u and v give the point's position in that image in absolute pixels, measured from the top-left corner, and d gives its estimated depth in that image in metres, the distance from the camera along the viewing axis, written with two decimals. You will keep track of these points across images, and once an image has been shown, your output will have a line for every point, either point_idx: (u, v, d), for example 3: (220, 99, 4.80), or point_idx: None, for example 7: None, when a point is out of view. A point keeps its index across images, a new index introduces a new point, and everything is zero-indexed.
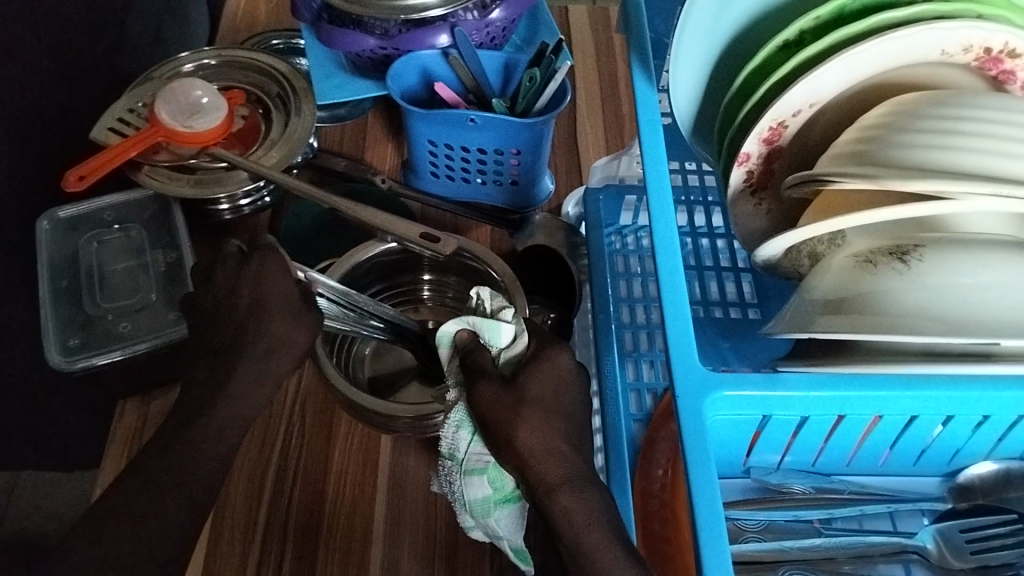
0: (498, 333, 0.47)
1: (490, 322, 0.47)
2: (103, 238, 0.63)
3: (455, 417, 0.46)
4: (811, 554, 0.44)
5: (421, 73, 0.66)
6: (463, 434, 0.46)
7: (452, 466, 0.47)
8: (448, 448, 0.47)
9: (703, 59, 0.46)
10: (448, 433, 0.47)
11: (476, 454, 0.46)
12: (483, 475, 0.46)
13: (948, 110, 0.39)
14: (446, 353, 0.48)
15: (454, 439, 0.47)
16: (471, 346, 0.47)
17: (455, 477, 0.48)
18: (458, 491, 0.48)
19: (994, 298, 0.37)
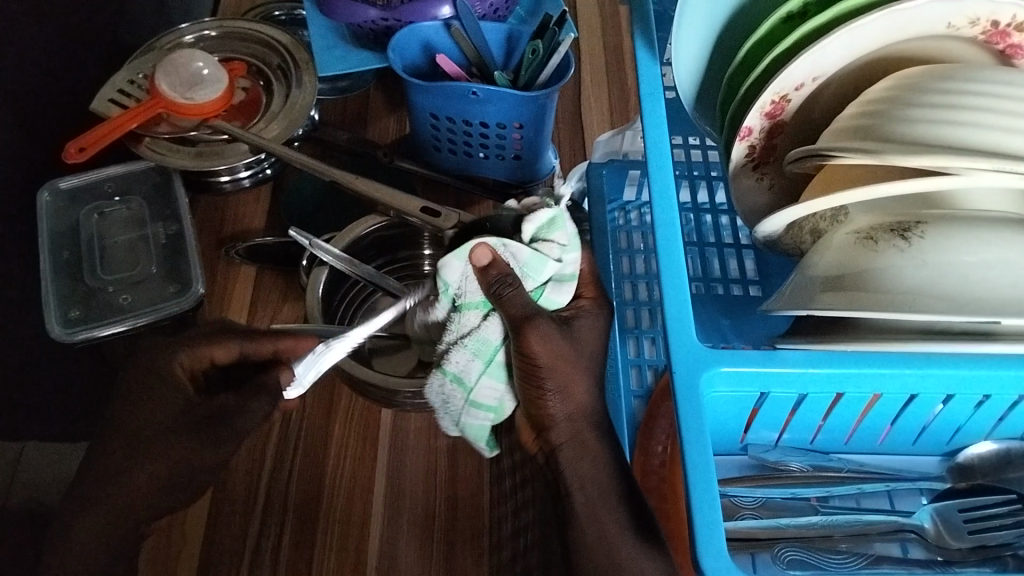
0: (540, 272, 0.46)
1: (536, 257, 0.46)
2: (104, 210, 0.62)
3: (474, 347, 0.45)
4: (807, 532, 0.43)
5: (423, 44, 0.65)
6: (475, 361, 0.45)
7: (454, 389, 0.46)
8: (455, 372, 0.45)
9: (705, 32, 0.46)
10: (457, 357, 0.45)
11: (485, 387, 0.45)
12: (493, 397, 0.46)
13: (953, 83, 0.39)
14: (462, 280, 0.45)
15: (465, 367, 0.45)
16: (512, 276, 0.43)
17: (455, 398, 0.46)
18: (453, 404, 0.47)
19: (996, 276, 0.36)
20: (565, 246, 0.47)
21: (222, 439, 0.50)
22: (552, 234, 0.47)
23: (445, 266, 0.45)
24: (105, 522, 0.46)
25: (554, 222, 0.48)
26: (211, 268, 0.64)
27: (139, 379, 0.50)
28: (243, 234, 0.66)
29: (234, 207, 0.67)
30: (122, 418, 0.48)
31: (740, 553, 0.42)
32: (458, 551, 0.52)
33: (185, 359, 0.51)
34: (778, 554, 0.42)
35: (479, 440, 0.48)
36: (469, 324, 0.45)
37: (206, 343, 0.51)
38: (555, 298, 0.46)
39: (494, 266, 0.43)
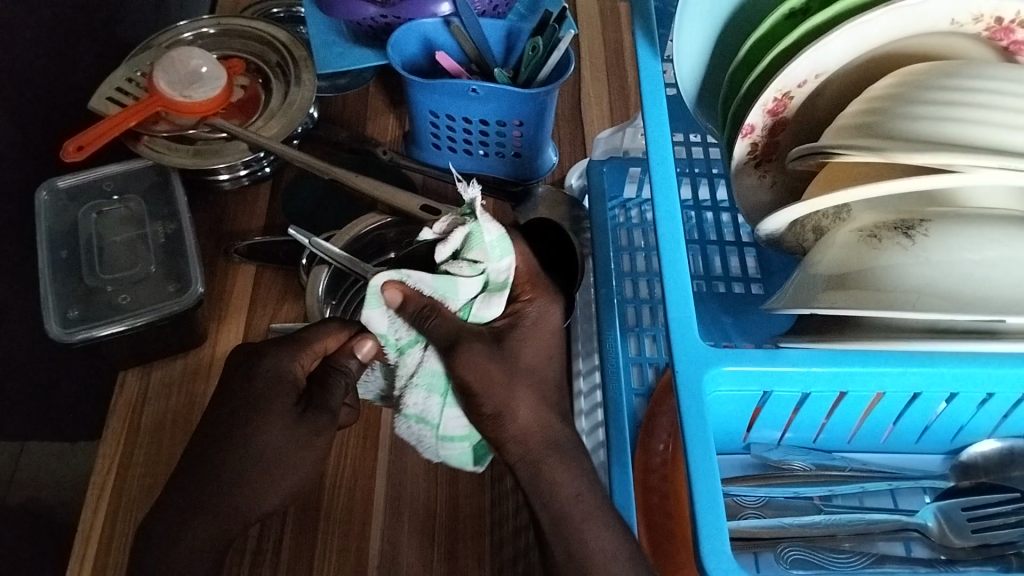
0: (456, 293, 0.43)
1: (448, 280, 0.43)
2: (102, 209, 0.61)
3: (426, 380, 0.43)
4: (811, 531, 0.43)
5: (423, 42, 0.64)
6: (432, 398, 0.44)
7: (423, 428, 0.45)
8: (415, 413, 0.44)
9: (707, 28, 0.45)
10: (414, 398, 0.44)
11: (452, 420, 0.44)
12: (461, 427, 0.44)
13: (956, 81, 0.38)
14: (391, 322, 0.43)
15: (424, 406, 0.44)
16: (428, 306, 0.42)
17: (423, 437, 0.45)
18: (426, 442, 0.45)
19: (999, 274, 0.36)
20: (491, 258, 0.43)
21: (321, 429, 0.46)
22: (475, 250, 0.44)
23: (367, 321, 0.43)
24: (205, 537, 0.42)
25: (477, 232, 0.43)
26: (210, 266, 0.64)
27: (258, 381, 0.46)
28: (243, 233, 0.65)
29: (233, 205, 0.67)
30: (236, 428, 0.44)
31: (743, 552, 0.42)
32: (458, 551, 0.52)
33: (305, 358, 0.47)
34: (781, 553, 0.42)
35: (467, 466, 0.46)
36: (415, 359, 0.44)
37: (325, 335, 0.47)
38: (485, 313, 0.44)
39: (409, 302, 0.42)
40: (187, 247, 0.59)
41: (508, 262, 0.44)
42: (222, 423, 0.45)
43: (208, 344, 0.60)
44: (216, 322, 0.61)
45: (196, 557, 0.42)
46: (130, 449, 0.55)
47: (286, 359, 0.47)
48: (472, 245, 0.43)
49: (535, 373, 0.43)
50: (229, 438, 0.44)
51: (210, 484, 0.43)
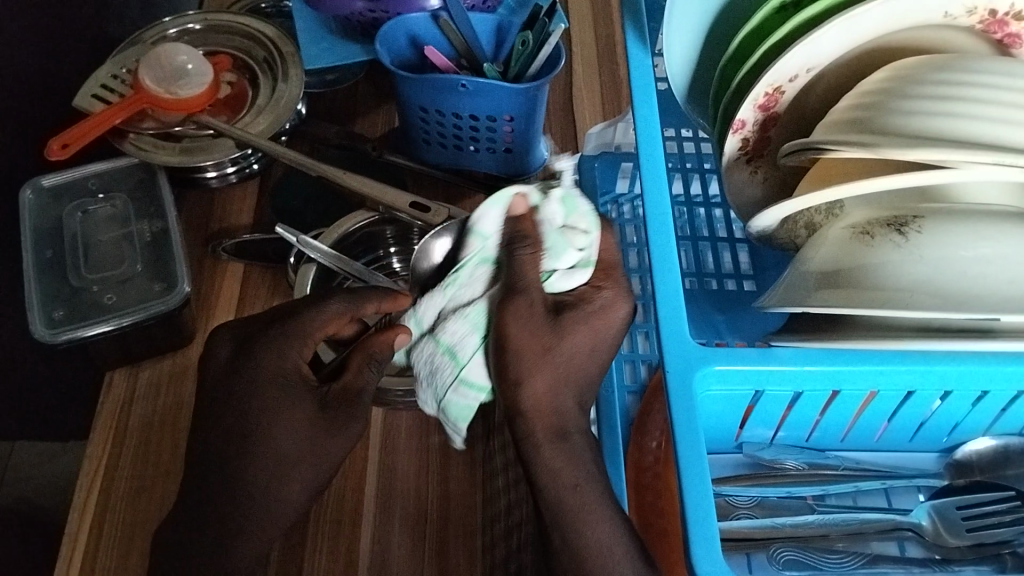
0: (561, 256, 0.43)
1: (562, 239, 0.43)
2: (88, 208, 0.60)
3: (472, 313, 0.43)
4: (804, 531, 0.42)
5: (411, 36, 0.63)
6: (471, 334, 0.43)
7: (445, 362, 0.43)
8: (450, 341, 0.43)
9: (697, 22, 0.45)
10: (454, 327, 0.43)
11: (479, 363, 0.43)
12: (484, 376, 0.43)
13: (949, 74, 0.38)
14: (487, 241, 0.44)
15: (460, 339, 0.43)
16: (534, 238, 0.41)
17: (440, 373, 0.43)
18: (439, 380, 0.43)
19: (994, 271, 0.36)
20: (588, 232, 0.44)
21: (347, 427, 0.45)
22: (569, 219, 0.44)
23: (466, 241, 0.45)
24: (251, 542, 0.43)
25: (566, 204, 0.44)
26: (198, 266, 0.63)
27: (266, 379, 0.45)
28: (231, 229, 0.65)
29: (220, 203, 0.66)
30: (264, 434, 0.43)
31: (735, 554, 0.42)
32: (449, 554, 0.51)
33: (304, 350, 0.46)
34: (774, 554, 0.42)
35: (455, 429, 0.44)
36: (471, 291, 0.44)
37: (331, 319, 0.46)
38: (564, 284, 0.43)
39: (523, 221, 0.42)
40: (175, 246, 0.58)
41: (596, 240, 0.45)
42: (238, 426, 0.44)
43: (196, 341, 0.60)
44: (204, 321, 0.60)
45: (254, 555, 0.43)
46: (117, 455, 0.54)
47: (287, 353, 0.45)
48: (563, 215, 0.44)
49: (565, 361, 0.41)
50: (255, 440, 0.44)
51: (242, 488, 0.43)
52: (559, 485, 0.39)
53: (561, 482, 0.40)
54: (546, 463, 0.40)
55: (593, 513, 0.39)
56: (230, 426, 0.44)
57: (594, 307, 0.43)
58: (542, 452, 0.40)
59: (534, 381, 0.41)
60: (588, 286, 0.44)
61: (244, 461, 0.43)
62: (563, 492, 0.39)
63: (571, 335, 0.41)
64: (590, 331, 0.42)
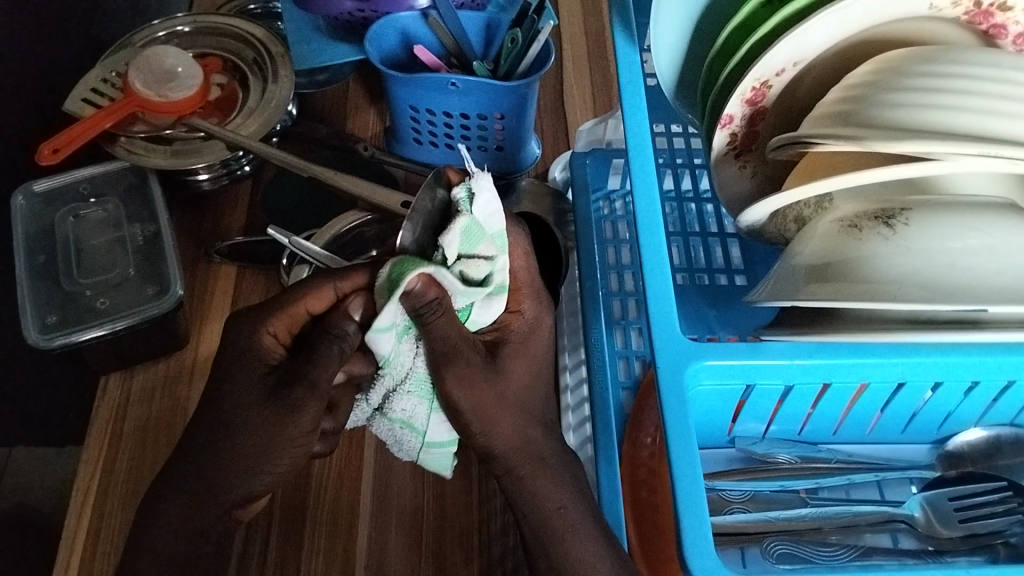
0: (473, 297, 0.39)
1: (474, 280, 0.39)
2: (80, 213, 0.60)
3: (414, 385, 0.39)
4: (797, 524, 0.43)
5: (400, 35, 0.63)
6: (420, 404, 0.40)
7: (406, 433, 0.41)
8: (403, 420, 0.40)
9: (683, 18, 0.45)
10: (401, 405, 0.40)
11: (437, 426, 0.41)
12: (445, 432, 0.42)
13: (934, 66, 0.38)
14: (394, 329, 0.36)
15: (412, 412, 0.40)
16: (432, 306, 0.35)
17: (406, 441, 0.42)
18: (407, 446, 0.42)
19: (981, 263, 0.36)
20: (495, 257, 0.39)
21: (297, 408, 0.40)
22: (474, 250, 0.39)
23: (372, 343, 0.37)
24: (196, 510, 0.43)
25: (467, 232, 0.38)
26: (191, 269, 0.63)
27: (229, 354, 0.44)
28: (224, 232, 0.65)
29: (213, 205, 0.66)
30: (210, 410, 0.43)
31: (729, 548, 0.42)
32: (446, 553, 0.51)
33: (276, 324, 0.43)
34: (767, 548, 0.42)
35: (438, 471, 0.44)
36: (404, 368, 0.39)
37: (312, 292, 0.43)
38: (482, 317, 0.41)
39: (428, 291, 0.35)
40: (167, 250, 0.58)
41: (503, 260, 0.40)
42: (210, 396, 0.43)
43: (191, 345, 0.60)
44: (198, 324, 0.60)
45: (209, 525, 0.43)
46: (113, 457, 0.55)
47: (255, 329, 0.43)
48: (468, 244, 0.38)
49: (525, 387, 0.42)
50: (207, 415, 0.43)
51: (198, 463, 0.43)
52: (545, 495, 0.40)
53: (546, 492, 0.41)
54: (533, 482, 0.41)
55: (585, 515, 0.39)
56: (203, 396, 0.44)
57: (519, 335, 0.43)
58: (530, 474, 0.41)
59: (494, 429, 0.40)
60: (509, 311, 0.44)
61: (200, 435, 0.43)
62: (547, 503, 0.41)
63: (512, 373, 0.41)
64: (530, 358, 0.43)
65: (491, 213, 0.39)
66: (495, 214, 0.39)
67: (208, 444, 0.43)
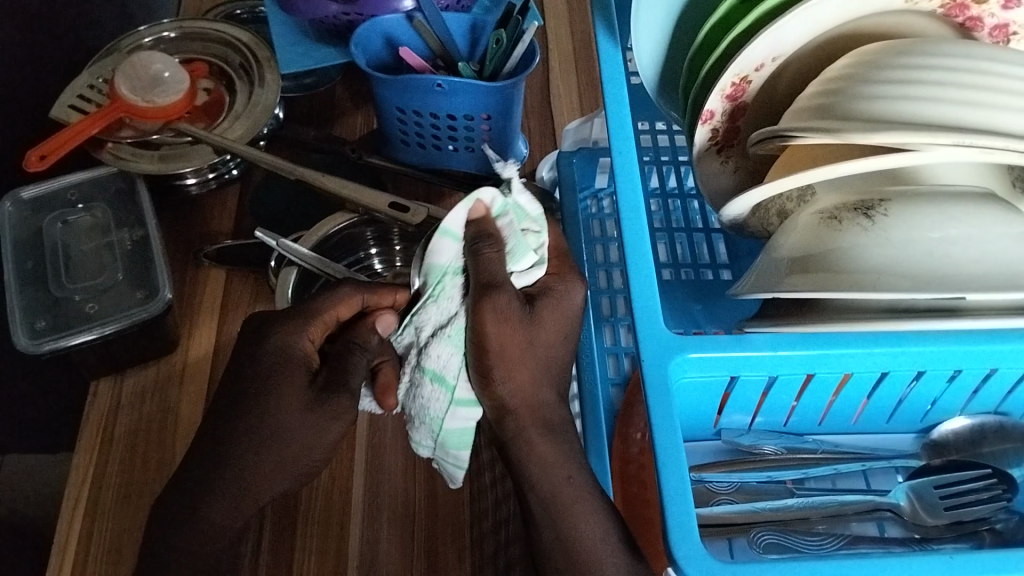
0: (523, 256, 0.42)
1: (522, 242, 0.42)
2: (68, 218, 0.60)
3: (452, 332, 0.41)
4: (784, 515, 0.43)
5: (385, 38, 0.64)
6: (455, 355, 0.42)
7: (434, 389, 0.43)
8: (436, 368, 0.42)
9: (664, 15, 0.45)
10: (439, 352, 0.42)
11: (467, 381, 0.43)
12: (473, 393, 0.43)
13: (910, 59, 0.38)
14: (460, 241, 0.42)
15: (446, 363, 0.42)
16: (494, 238, 0.41)
17: (431, 401, 0.43)
18: (431, 409, 0.43)
19: (960, 252, 0.36)
20: (540, 231, 0.43)
21: (339, 413, 0.44)
22: (523, 221, 0.43)
23: (434, 247, 0.41)
24: (230, 509, 0.44)
25: (517, 210, 0.42)
26: (179, 273, 0.63)
27: (267, 359, 0.45)
28: (212, 236, 0.65)
29: (202, 209, 0.66)
30: (241, 416, 0.44)
31: (716, 539, 0.42)
32: (438, 551, 0.52)
33: (315, 332, 0.46)
34: (755, 538, 0.42)
35: (458, 453, 0.44)
36: (448, 311, 0.42)
37: (340, 299, 0.46)
38: (523, 280, 0.43)
39: (484, 223, 0.41)
40: (155, 254, 0.58)
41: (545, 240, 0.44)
42: (231, 400, 0.45)
43: (180, 349, 0.60)
44: (188, 329, 0.61)
45: (225, 525, 0.44)
46: (105, 461, 0.55)
47: (294, 333, 0.46)
48: (516, 219, 0.42)
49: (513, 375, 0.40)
50: (240, 419, 0.44)
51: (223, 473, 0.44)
52: (548, 475, 0.40)
53: (540, 486, 0.39)
54: None
55: (573, 512, 0.38)
56: (225, 399, 0.45)
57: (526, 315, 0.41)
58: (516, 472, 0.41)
59: (513, 377, 0.41)
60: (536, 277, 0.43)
61: (226, 439, 0.44)
62: (540, 491, 0.40)
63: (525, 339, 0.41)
64: (564, 317, 0.43)
65: (531, 198, 0.43)
66: (531, 196, 0.42)
67: (237, 450, 0.44)
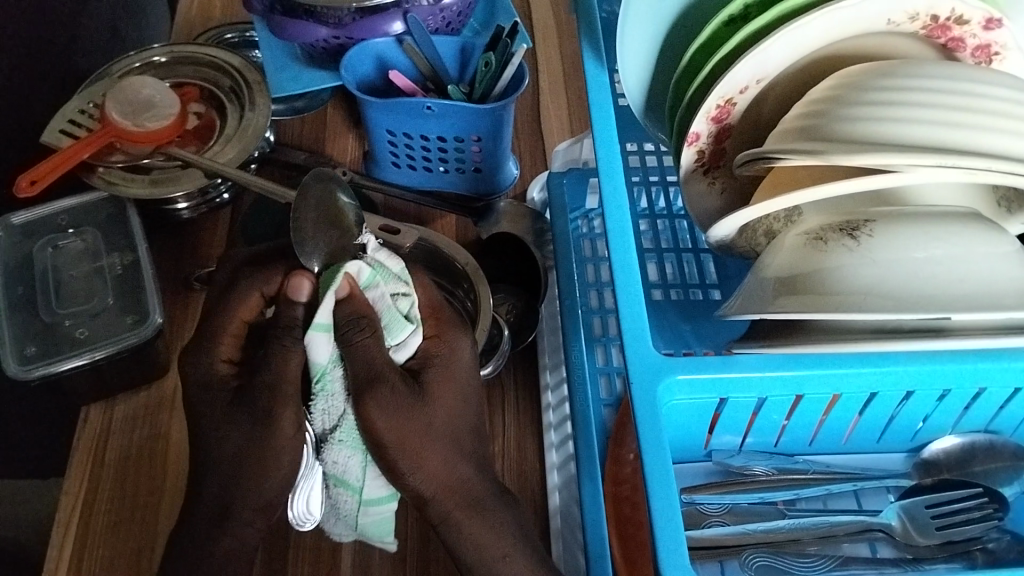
0: (398, 328, 0.40)
1: (395, 314, 0.40)
2: (58, 243, 0.60)
3: (342, 435, 0.39)
4: (776, 536, 0.43)
5: (377, 60, 0.64)
6: (353, 456, 0.40)
7: (342, 492, 0.40)
8: (336, 474, 0.40)
9: (650, 38, 0.46)
10: (336, 457, 0.39)
11: (374, 481, 0.40)
12: (383, 490, 0.41)
13: (892, 80, 0.39)
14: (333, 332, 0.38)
15: (346, 466, 0.40)
16: (365, 319, 0.38)
17: (341, 503, 0.41)
18: (345, 508, 0.41)
19: (944, 272, 0.36)
20: (410, 293, 0.41)
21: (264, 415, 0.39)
22: (391, 286, 0.40)
23: (309, 347, 0.38)
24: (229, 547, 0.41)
25: (379, 273, 0.40)
26: (170, 298, 0.63)
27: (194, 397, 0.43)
28: (203, 259, 0.65)
29: (194, 233, 0.66)
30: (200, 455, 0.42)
31: (707, 562, 0.42)
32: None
33: (224, 348, 0.44)
34: (746, 560, 0.42)
35: (383, 541, 0.42)
36: (334, 414, 0.39)
37: (240, 304, 0.45)
38: (404, 352, 0.41)
39: (353, 302, 0.39)
40: (146, 278, 0.58)
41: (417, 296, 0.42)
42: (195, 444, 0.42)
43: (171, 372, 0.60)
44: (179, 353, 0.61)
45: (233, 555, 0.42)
46: (95, 487, 0.54)
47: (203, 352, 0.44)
48: (384, 286, 0.40)
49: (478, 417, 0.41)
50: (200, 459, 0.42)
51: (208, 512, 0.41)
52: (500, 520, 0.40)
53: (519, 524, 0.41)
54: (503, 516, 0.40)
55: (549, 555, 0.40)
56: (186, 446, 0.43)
57: (440, 360, 0.41)
58: None
59: (421, 466, 0.39)
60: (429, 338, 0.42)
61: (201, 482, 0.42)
62: None
63: (436, 401, 0.40)
64: (455, 389, 0.41)
65: (388, 257, 0.41)
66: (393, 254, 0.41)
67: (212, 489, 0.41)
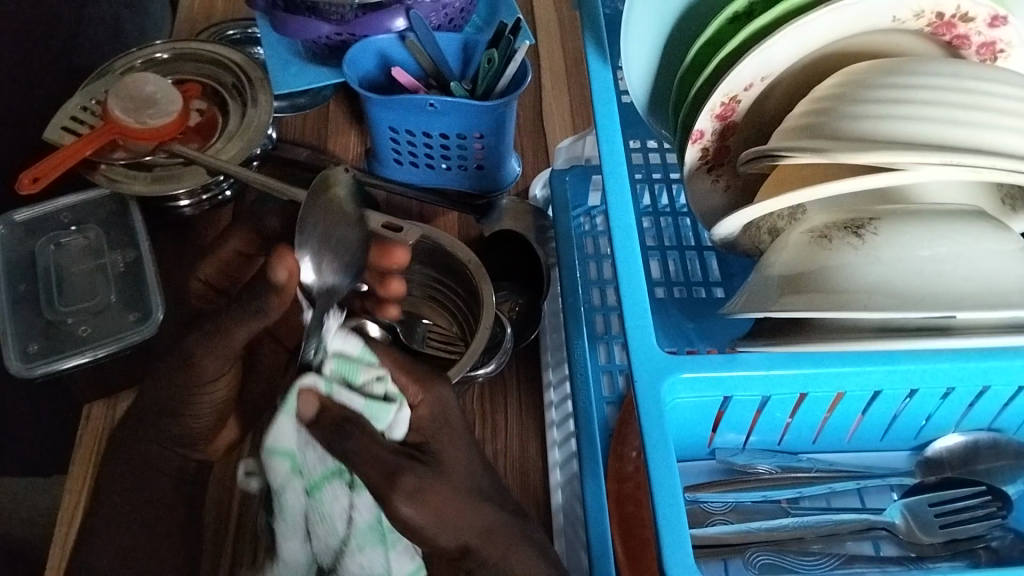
0: (385, 413, 0.40)
1: (374, 400, 0.40)
2: (61, 240, 0.60)
3: (356, 538, 0.38)
4: (779, 534, 0.43)
5: (379, 57, 0.64)
6: (375, 551, 0.38)
7: None
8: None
9: (654, 35, 0.45)
10: (358, 561, 0.38)
11: (400, 558, 0.39)
12: (411, 563, 0.40)
13: (898, 78, 0.38)
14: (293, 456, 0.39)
15: (370, 564, 0.38)
16: (350, 420, 0.37)
17: None
18: None
19: (949, 270, 0.36)
20: (381, 374, 0.41)
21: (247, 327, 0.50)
22: (360, 376, 0.41)
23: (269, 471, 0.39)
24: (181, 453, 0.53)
25: (342, 367, 0.41)
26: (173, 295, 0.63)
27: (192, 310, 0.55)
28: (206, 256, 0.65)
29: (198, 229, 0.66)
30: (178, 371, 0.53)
31: (711, 560, 0.42)
32: None
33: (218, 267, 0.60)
34: (749, 559, 0.42)
35: None
36: (335, 533, 0.38)
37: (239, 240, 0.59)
38: (401, 428, 0.40)
39: (326, 413, 0.38)
40: (148, 275, 0.58)
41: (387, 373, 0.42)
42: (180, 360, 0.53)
43: None
44: None
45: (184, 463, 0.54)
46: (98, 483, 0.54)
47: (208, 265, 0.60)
48: (352, 378, 0.40)
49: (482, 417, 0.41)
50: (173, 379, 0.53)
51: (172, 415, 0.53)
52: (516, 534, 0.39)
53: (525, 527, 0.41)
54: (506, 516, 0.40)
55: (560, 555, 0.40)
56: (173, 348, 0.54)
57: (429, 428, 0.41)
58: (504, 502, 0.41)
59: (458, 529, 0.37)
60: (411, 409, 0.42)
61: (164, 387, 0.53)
62: None
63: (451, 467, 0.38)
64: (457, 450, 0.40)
65: (343, 343, 0.42)
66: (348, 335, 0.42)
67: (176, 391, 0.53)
